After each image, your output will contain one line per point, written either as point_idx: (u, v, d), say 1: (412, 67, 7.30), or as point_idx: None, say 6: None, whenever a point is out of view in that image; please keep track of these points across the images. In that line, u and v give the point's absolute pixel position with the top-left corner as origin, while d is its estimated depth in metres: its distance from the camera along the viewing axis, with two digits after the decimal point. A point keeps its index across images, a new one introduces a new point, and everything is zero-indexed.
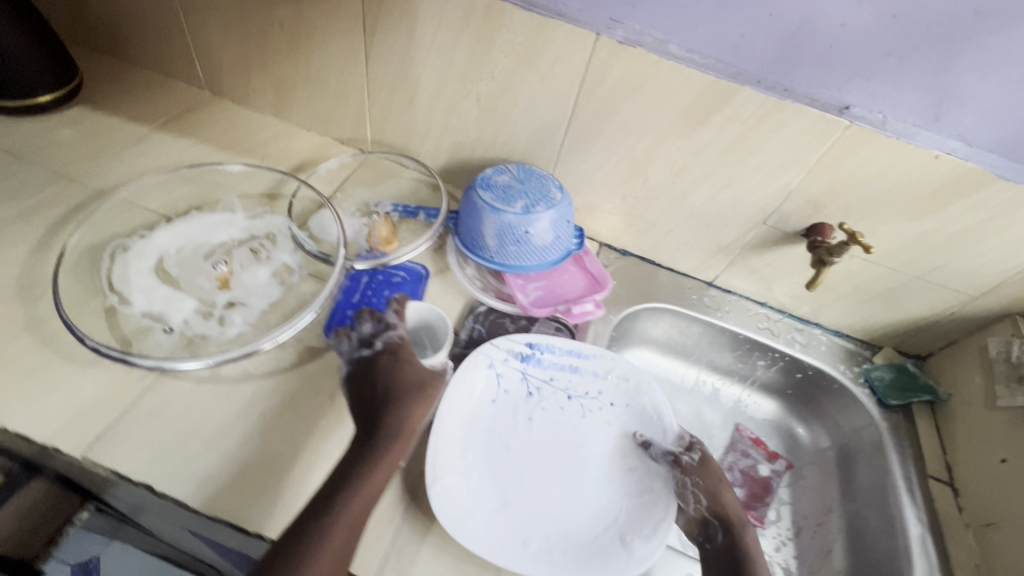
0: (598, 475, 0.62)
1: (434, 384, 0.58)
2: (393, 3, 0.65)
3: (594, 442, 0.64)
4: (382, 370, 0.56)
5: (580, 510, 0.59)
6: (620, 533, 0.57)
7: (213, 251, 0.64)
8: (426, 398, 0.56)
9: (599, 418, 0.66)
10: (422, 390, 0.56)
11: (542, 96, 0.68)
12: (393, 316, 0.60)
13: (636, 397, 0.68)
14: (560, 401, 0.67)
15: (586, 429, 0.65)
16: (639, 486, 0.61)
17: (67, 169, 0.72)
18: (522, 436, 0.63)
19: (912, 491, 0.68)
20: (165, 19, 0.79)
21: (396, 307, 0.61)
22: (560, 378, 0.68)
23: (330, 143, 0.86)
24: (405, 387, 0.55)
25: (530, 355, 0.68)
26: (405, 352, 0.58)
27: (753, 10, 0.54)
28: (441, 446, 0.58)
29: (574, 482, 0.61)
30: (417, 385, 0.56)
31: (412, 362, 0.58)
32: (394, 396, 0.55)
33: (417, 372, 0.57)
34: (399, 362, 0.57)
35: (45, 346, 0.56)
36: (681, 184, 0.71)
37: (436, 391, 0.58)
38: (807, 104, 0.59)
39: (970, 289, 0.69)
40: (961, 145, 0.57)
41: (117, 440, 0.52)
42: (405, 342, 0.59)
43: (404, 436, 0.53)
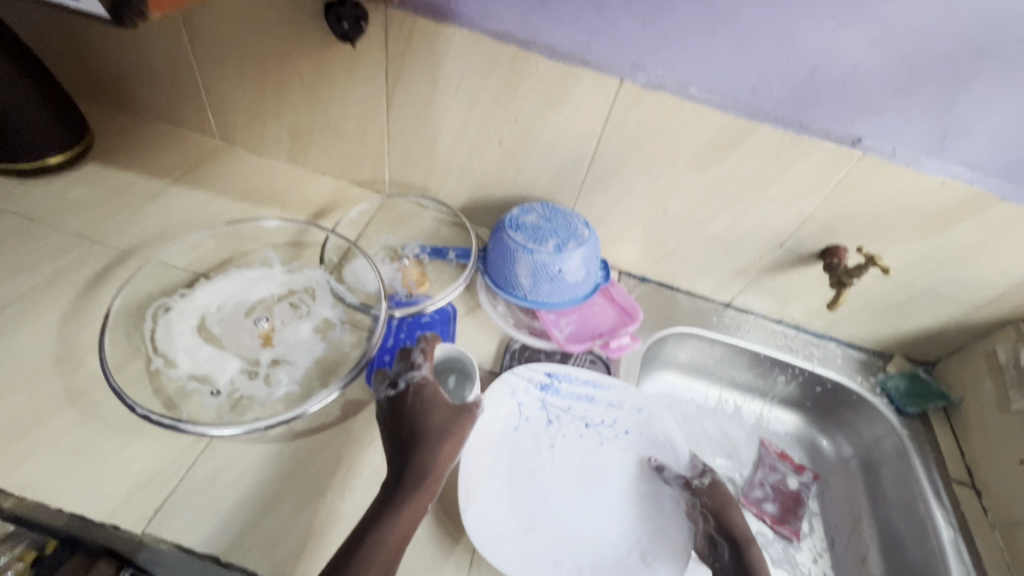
0: (617, 502, 0.61)
1: (460, 424, 0.54)
2: (417, 54, 0.67)
3: (614, 469, 0.64)
4: (407, 412, 0.54)
5: (603, 533, 0.58)
6: (641, 554, 0.57)
7: (254, 307, 0.65)
8: (451, 439, 0.52)
9: (615, 446, 0.66)
10: (445, 432, 0.52)
11: (564, 137, 0.70)
12: (418, 355, 0.57)
13: (648, 424, 0.67)
14: (578, 429, 0.66)
15: (606, 456, 0.65)
16: (655, 505, 0.61)
17: (88, 230, 0.72)
18: (546, 462, 0.63)
19: (939, 495, 0.71)
20: (176, 73, 0.79)
21: (423, 346, 0.58)
22: (577, 407, 0.68)
23: (347, 187, 0.86)
24: (428, 430, 0.52)
25: (549, 385, 0.68)
26: (429, 393, 0.55)
27: (770, 56, 0.57)
28: (471, 474, 0.59)
29: (595, 508, 0.60)
30: (441, 428, 0.53)
31: (437, 403, 0.54)
32: (418, 440, 0.52)
33: (444, 413, 0.54)
34: (423, 404, 0.54)
35: (91, 418, 0.55)
36: (700, 214, 0.74)
37: (464, 430, 0.54)
38: (822, 138, 0.62)
39: (977, 299, 0.73)
40: (966, 170, 0.61)
41: (177, 510, 0.51)
42: (430, 383, 0.56)
43: (425, 483, 0.50)
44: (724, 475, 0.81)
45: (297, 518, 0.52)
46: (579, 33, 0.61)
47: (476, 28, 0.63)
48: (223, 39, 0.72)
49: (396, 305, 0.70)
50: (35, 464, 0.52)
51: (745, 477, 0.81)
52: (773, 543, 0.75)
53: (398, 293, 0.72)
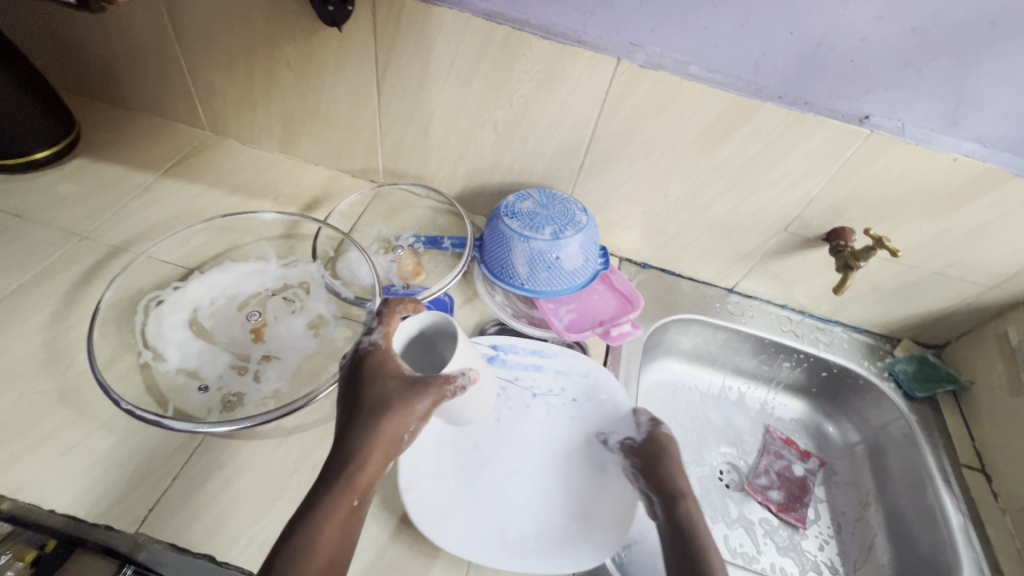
0: (561, 470, 0.58)
1: (407, 402, 0.44)
2: (407, 37, 0.64)
3: (561, 439, 0.61)
4: (349, 384, 0.47)
5: (546, 502, 0.56)
6: (585, 518, 0.54)
7: (246, 301, 0.64)
8: (390, 419, 0.44)
9: (562, 414, 0.63)
10: (383, 408, 0.44)
11: (561, 120, 0.68)
12: (375, 320, 0.51)
13: (596, 390, 0.65)
14: (524, 400, 0.64)
15: (552, 426, 0.62)
16: (598, 470, 0.58)
17: (78, 226, 0.70)
18: (492, 436, 0.61)
19: (948, 479, 0.69)
20: (162, 63, 0.77)
21: (382, 310, 0.52)
22: (524, 377, 0.66)
23: (341, 177, 0.84)
24: (364, 408, 0.45)
25: (495, 357, 0.67)
26: (375, 361, 0.47)
27: (774, 31, 0.55)
28: (415, 452, 0.57)
29: (538, 478, 0.58)
30: (378, 404, 0.45)
31: (383, 374, 0.46)
32: (352, 418, 0.45)
33: (387, 386, 0.46)
34: (366, 375, 0.47)
35: (83, 417, 0.54)
36: (702, 197, 0.72)
37: (405, 410, 0.44)
38: (828, 116, 0.60)
39: (988, 280, 0.71)
40: (978, 146, 0.59)
41: (171, 510, 0.50)
42: (378, 348, 0.49)
43: (354, 471, 0.43)
44: (728, 463, 0.80)
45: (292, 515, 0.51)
46: (573, 11, 0.59)
47: (466, 7, 0.61)
48: (207, 27, 0.70)
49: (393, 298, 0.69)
50: (26, 466, 0.51)
51: (750, 465, 0.80)
52: (778, 531, 0.74)
53: (396, 285, 0.71)
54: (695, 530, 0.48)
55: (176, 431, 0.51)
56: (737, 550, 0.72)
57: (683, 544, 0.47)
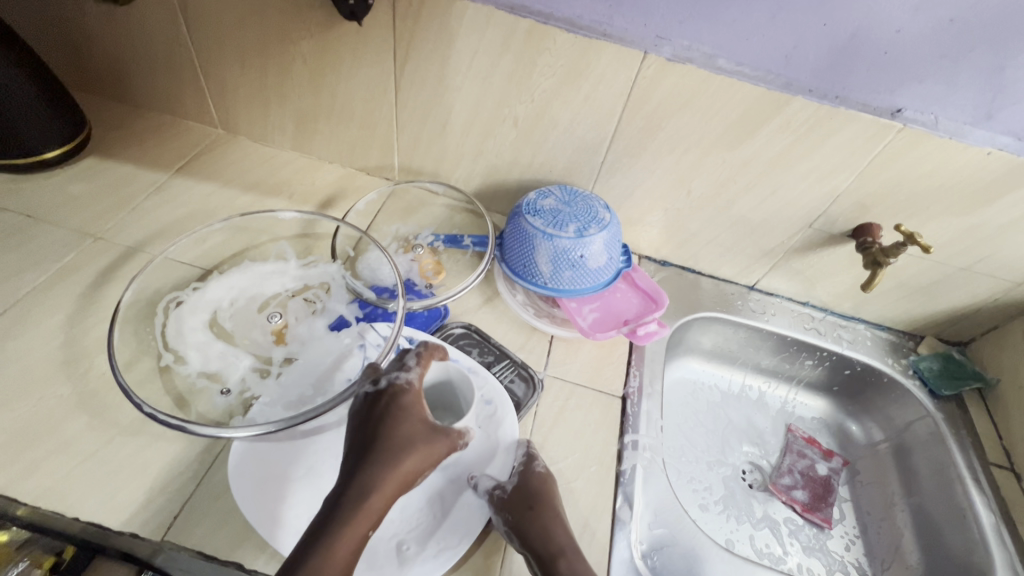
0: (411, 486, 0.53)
1: (431, 444, 0.49)
2: (426, 32, 0.63)
3: None
4: (378, 415, 0.49)
5: None
6: (397, 542, 0.49)
7: (266, 302, 0.63)
8: (414, 457, 0.47)
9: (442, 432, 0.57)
10: (410, 446, 0.47)
11: (583, 115, 0.67)
12: (410, 359, 0.54)
13: (491, 421, 0.58)
14: None
15: None
16: (447, 498, 0.52)
17: (90, 227, 0.69)
18: None
19: (979, 480, 0.68)
20: (174, 60, 0.75)
21: (419, 351, 0.55)
22: None
23: (355, 175, 0.83)
24: (391, 441, 0.47)
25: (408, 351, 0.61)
26: (407, 400, 0.50)
27: (806, 22, 0.54)
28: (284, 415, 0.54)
29: None
30: (405, 441, 0.48)
31: (411, 414, 0.50)
32: (376, 449, 0.47)
33: (415, 426, 0.49)
34: (397, 412, 0.49)
35: (103, 423, 0.53)
36: (727, 193, 0.71)
37: (428, 454, 0.48)
38: (859, 110, 0.59)
39: (1017, 276, 0.70)
40: (1013, 140, 0.58)
41: (197, 517, 0.49)
42: (413, 389, 0.52)
43: (370, 501, 0.45)
44: (751, 463, 0.79)
45: (279, 517, 0.48)
46: (599, 3, 0.57)
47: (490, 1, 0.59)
48: (221, 22, 0.68)
49: (414, 297, 0.68)
50: (47, 472, 0.50)
51: (772, 464, 0.79)
52: (803, 530, 0.73)
53: (417, 285, 0.70)
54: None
55: (200, 436, 0.50)
56: (763, 550, 0.71)
57: None
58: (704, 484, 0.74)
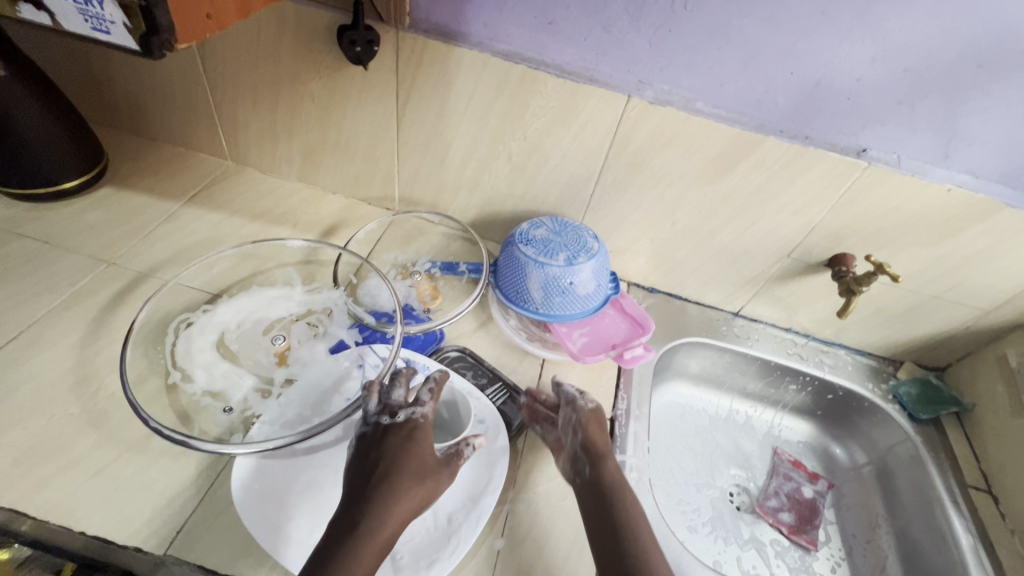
0: None
1: (435, 477, 0.51)
2: (427, 75, 0.68)
3: None
4: (386, 448, 0.51)
5: None
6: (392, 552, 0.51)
7: (271, 325, 0.66)
8: (420, 490, 0.49)
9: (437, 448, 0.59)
10: (418, 480, 0.49)
11: (573, 152, 0.71)
12: (424, 393, 0.56)
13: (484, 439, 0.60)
14: None
15: None
16: (440, 514, 0.54)
17: (104, 253, 0.73)
18: None
19: (957, 503, 0.71)
20: (190, 97, 0.80)
21: (431, 385, 0.57)
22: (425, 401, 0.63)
23: (358, 205, 0.87)
24: (405, 472, 0.49)
25: None
26: (419, 434, 0.52)
27: (774, 71, 0.59)
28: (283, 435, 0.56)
29: None
30: (418, 472, 0.50)
31: (422, 446, 0.52)
32: (386, 482, 0.49)
33: (422, 460, 0.51)
34: (412, 445, 0.51)
35: (111, 440, 0.55)
36: (709, 225, 0.75)
37: (437, 487, 0.50)
38: (828, 150, 0.63)
39: (986, 304, 0.74)
40: (970, 178, 0.62)
41: (199, 532, 0.51)
42: (426, 424, 0.54)
43: (379, 531, 0.46)
44: (738, 485, 0.80)
45: (280, 531, 0.50)
46: (586, 51, 0.62)
47: (486, 48, 0.64)
48: (236, 64, 0.73)
49: (412, 322, 0.71)
50: (56, 489, 0.52)
51: (760, 487, 0.81)
52: (789, 552, 0.75)
53: (415, 310, 0.73)
54: (616, 487, 0.56)
55: (201, 452, 0.52)
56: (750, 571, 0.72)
57: (606, 498, 0.55)
58: (692, 505, 0.76)
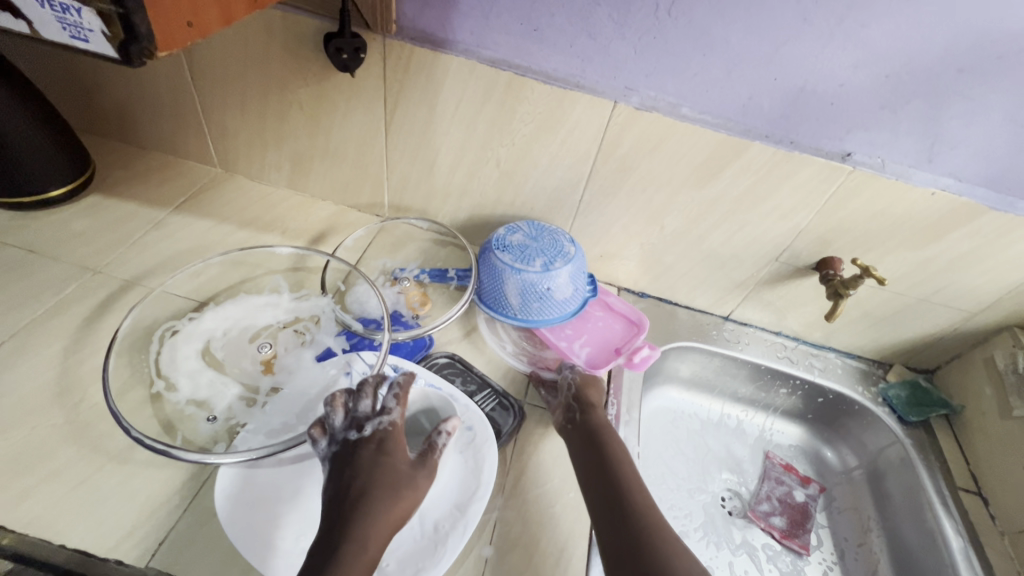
0: None
1: (412, 485, 0.51)
2: (415, 82, 0.68)
3: None
4: (358, 464, 0.50)
5: None
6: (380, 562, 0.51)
7: (258, 333, 0.65)
8: (398, 504, 0.49)
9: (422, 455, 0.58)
10: (395, 492, 0.49)
11: (561, 157, 0.71)
12: (390, 400, 0.55)
13: (471, 446, 0.59)
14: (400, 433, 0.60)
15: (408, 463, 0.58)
16: (428, 524, 0.54)
17: (90, 262, 0.72)
18: None
19: (947, 504, 0.71)
20: (178, 105, 0.80)
21: (396, 390, 0.56)
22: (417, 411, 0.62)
23: (347, 211, 0.87)
24: (380, 486, 0.49)
25: None
26: (390, 445, 0.52)
27: (759, 77, 0.59)
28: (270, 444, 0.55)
29: None
30: (393, 483, 0.49)
31: (394, 455, 0.52)
32: (363, 500, 0.48)
33: (396, 470, 0.51)
34: (384, 458, 0.51)
35: (93, 451, 0.55)
36: (697, 229, 0.75)
37: (415, 496, 0.50)
38: (813, 154, 0.64)
39: (973, 307, 0.74)
40: (954, 181, 0.63)
41: (182, 544, 0.50)
42: (396, 432, 0.53)
43: (364, 548, 0.45)
44: (730, 490, 0.80)
45: (267, 541, 0.50)
46: (572, 58, 0.63)
47: (473, 55, 0.65)
48: (224, 72, 0.73)
49: (401, 329, 0.71)
50: (37, 501, 0.51)
51: (751, 491, 0.80)
52: (781, 557, 0.75)
53: (404, 316, 0.73)
54: (602, 430, 0.61)
55: (185, 462, 0.52)
56: None
57: (594, 438, 0.60)
58: (684, 511, 0.76)
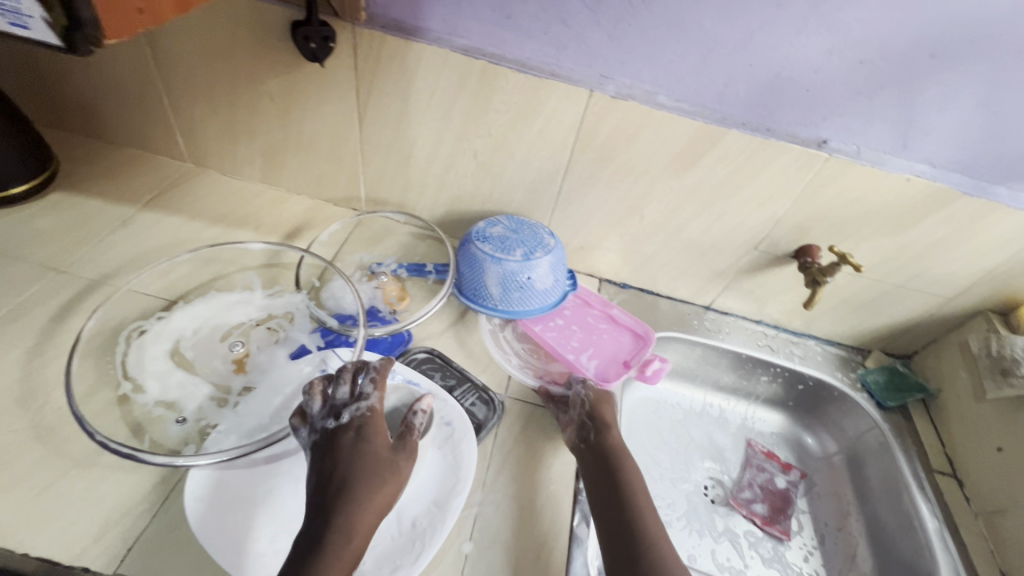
0: None
1: (394, 468, 0.50)
2: (387, 71, 0.66)
3: None
4: (338, 453, 0.49)
5: None
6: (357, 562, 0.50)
7: (229, 331, 0.64)
8: (382, 489, 0.48)
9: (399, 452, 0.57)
10: (379, 477, 0.48)
11: (538, 148, 0.70)
12: (367, 385, 0.54)
13: (450, 441, 0.59)
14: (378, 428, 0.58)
15: None
16: (404, 521, 0.53)
17: (54, 261, 0.70)
18: None
19: (923, 487, 0.72)
20: (144, 98, 0.77)
21: (373, 374, 0.55)
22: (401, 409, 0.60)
23: (323, 206, 0.85)
24: (362, 474, 0.48)
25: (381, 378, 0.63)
26: (368, 430, 0.51)
27: (734, 64, 0.59)
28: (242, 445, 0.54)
29: None
30: (375, 470, 0.48)
31: (374, 440, 0.51)
32: (345, 489, 0.47)
33: (377, 457, 0.50)
34: (364, 443, 0.50)
35: (57, 456, 0.53)
36: (677, 219, 0.75)
37: (398, 478, 0.50)
38: (790, 142, 0.64)
39: (948, 292, 0.75)
40: (928, 167, 0.63)
41: (151, 549, 0.49)
42: (374, 417, 0.52)
43: (349, 540, 0.45)
44: (712, 478, 0.80)
45: (240, 544, 0.49)
46: (547, 46, 0.62)
47: (445, 44, 0.63)
48: (190, 63, 0.71)
49: (378, 324, 0.70)
50: None
51: (734, 479, 0.81)
52: (762, 543, 0.75)
53: (381, 311, 0.72)
54: (617, 452, 0.60)
55: (153, 466, 0.50)
56: (724, 564, 0.72)
57: (607, 461, 0.59)
58: (667, 500, 0.76)
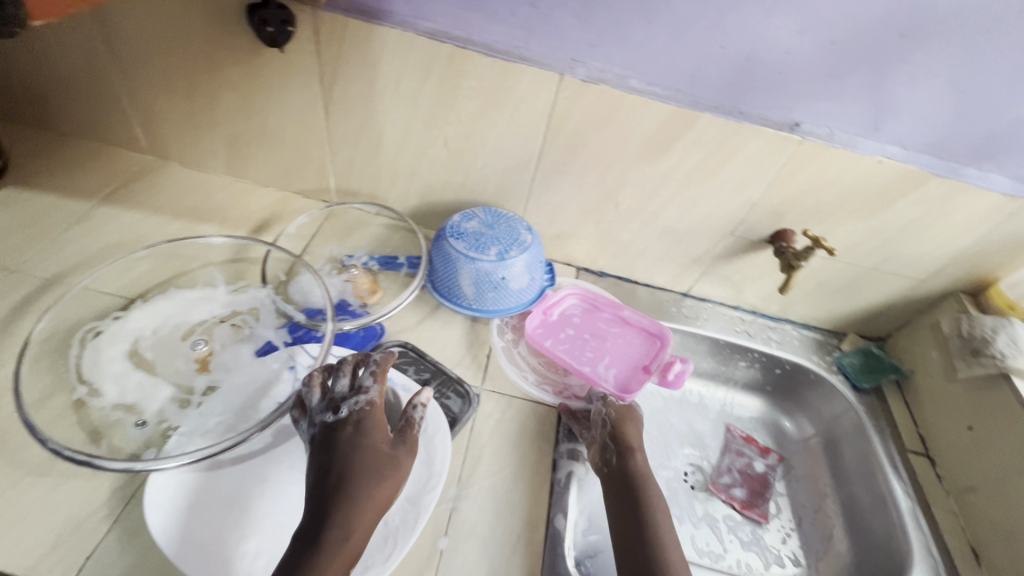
0: None
1: (395, 464, 0.49)
2: (351, 56, 0.64)
3: None
4: (336, 447, 0.48)
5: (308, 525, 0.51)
6: None
7: (191, 329, 0.61)
8: (383, 485, 0.47)
9: None
10: (379, 473, 0.47)
11: (509, 134, 0.69)
12: (367, 378, 0.53)
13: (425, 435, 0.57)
14: None
15: None
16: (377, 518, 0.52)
17: (5, 260, 0.67)
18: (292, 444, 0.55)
19: (896, 466, 0.73)
20: (96, 88, 0.74)
21: (373, 368, 0.54)
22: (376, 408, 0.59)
23: (291, 198, 0.83)
24: (363, 471, 0.47)
25: None
26: (368, 424, 0.50)
27: (705, 46, 0.58)
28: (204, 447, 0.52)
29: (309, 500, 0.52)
30: (377, 467, 0.47)
31: (374, 435, 0.49)
32: (344, 485, 0.46)
33: (378, 452, 0.48)
34: (364, 438, 0.49)
35: (10, 464, 0.51)
36: (652, 206, 0.74)
37: (401, 473, 0.49)
38: (762, 125, 0.63)
39: (921, 273, 0.75)
40: (900, 149, 0.63)
41: (111, 556, 0.47)
42: (374, 412, 0.51)
43: (348, 538, 0.43)
44: (692, 465, 0.81)
45: (204, 547, 0.47)
46: (515, 29, 0.60)
47: (410, 27, 0.61)
48: (143, 50, 0.68)
49: (348, 317, 0.68)
50: None
51: (713, 464, 0.81)
52: (742, 527, 0.76)
53: (351, 305, 0.70)
54: (642, 479, 0.57)
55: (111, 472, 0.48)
56: (704, 548, 0.73)
57: (630, 488, 0.56)
58: None
